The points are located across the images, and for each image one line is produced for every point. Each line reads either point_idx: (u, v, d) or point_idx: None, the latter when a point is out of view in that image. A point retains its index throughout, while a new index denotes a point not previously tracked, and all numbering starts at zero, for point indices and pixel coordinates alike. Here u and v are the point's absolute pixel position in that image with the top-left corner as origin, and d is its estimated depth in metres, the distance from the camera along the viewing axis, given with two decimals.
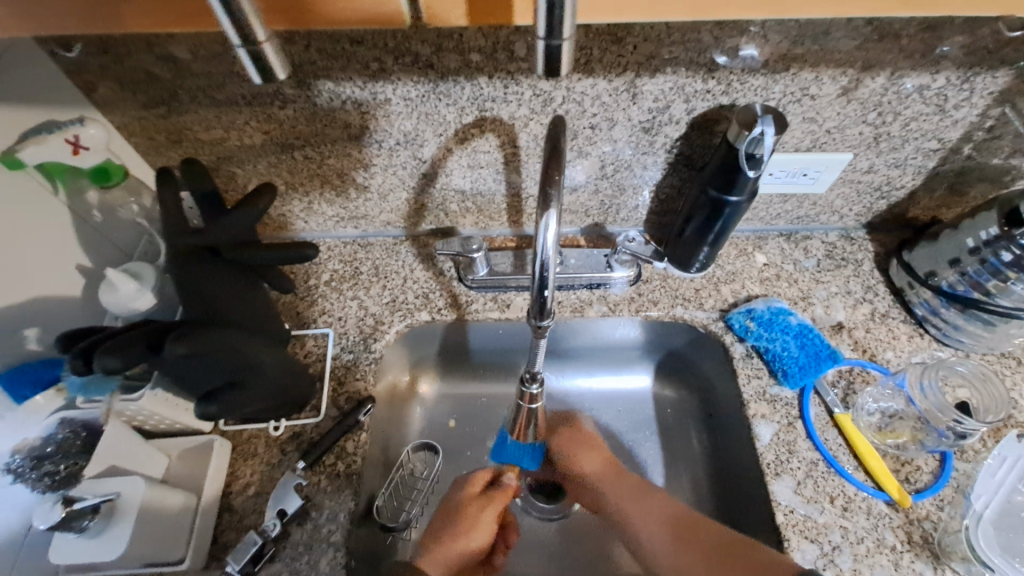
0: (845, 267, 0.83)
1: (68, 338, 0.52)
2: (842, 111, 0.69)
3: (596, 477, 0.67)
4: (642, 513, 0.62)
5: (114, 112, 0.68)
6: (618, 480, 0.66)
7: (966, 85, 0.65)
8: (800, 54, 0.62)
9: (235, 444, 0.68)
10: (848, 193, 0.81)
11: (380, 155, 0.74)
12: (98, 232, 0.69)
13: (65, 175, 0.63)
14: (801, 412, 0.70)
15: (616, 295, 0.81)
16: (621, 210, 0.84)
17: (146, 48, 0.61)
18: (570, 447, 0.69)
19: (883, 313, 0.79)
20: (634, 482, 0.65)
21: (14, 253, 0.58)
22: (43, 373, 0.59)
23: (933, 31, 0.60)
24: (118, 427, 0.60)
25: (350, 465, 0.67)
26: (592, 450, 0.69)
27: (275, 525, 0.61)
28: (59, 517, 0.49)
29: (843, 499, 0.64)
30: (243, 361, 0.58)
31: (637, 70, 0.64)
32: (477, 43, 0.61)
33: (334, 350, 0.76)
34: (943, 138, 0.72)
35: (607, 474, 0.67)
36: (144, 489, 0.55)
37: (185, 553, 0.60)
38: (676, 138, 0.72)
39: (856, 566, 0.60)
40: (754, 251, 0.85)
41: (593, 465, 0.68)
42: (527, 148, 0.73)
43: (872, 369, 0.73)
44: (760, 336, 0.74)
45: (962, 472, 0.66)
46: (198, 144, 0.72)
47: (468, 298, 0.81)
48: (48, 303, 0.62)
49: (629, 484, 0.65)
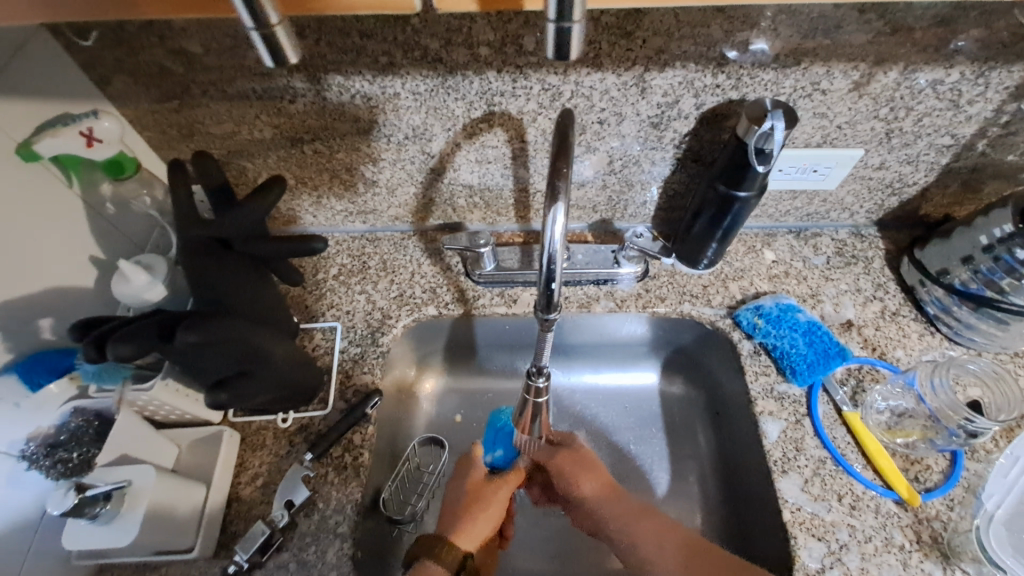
0: (855, 264, 0.82)
1: (82, 327, 0.53)
2: (854, 106, 0.68)
3: (595, 499, 0.65)
4: (648, 538, 0.60)
5: (127, 105, 0.69)
6: (620, 501, 0.64)
7: (981, 79, 0.64)
8: (811, 48, 0.62)
9: (245, 435, 0.69)
10: (859, 189, 0.80)
11: (389, 149, 0.74)
12: (111, 224, 0.70)
13: (79, 166, 0.64)
14: (809, 410, 0.70)
15: (624, 291, 0.81)
16: (629, 206, 0.83)
17: (159, 42, 0.62)
18: (570, 466, 0.67)
19: (893, 311, 0.78)
20: (634, 504, 0.64)
21: (28, 243, 0.59)
22: (58, 361, 0.59)
23: (947, 25, 0.59)
24: (130, 417, 0.60)
25: (357, 457, 0.67)
26: (593, 472, 0.67)
27: (283, 515, 0.62)
28: (72, 504, 0.50)
29: (851, 497, 0.64)
30: (253, 352, 0.59)
31: (646, 64, 0.63)
32: (485, 37, 0.61)
33: (341, 343, 0.76)
34: (957, 134, 0.71)
35: (606, 494, 0.65)
36: (154, 479, 0.56)
37: (195, 541, 0.61)
38: (685, 133, 0.72)
39: (864, 565, 0.60)
40: (762, 248, 0.84)
41: (592, 486, 0.66)
42: (536, 143, 0.73)
43: (881, 367, 0.72)
44: (768, 333, 0.73)
45: (972, 472, 0.65)
46: (209, 138, 0.73)
47: (475, 292, 0.81)
48: (62, 293, 0.63)
49: (629, 505, 0.63)
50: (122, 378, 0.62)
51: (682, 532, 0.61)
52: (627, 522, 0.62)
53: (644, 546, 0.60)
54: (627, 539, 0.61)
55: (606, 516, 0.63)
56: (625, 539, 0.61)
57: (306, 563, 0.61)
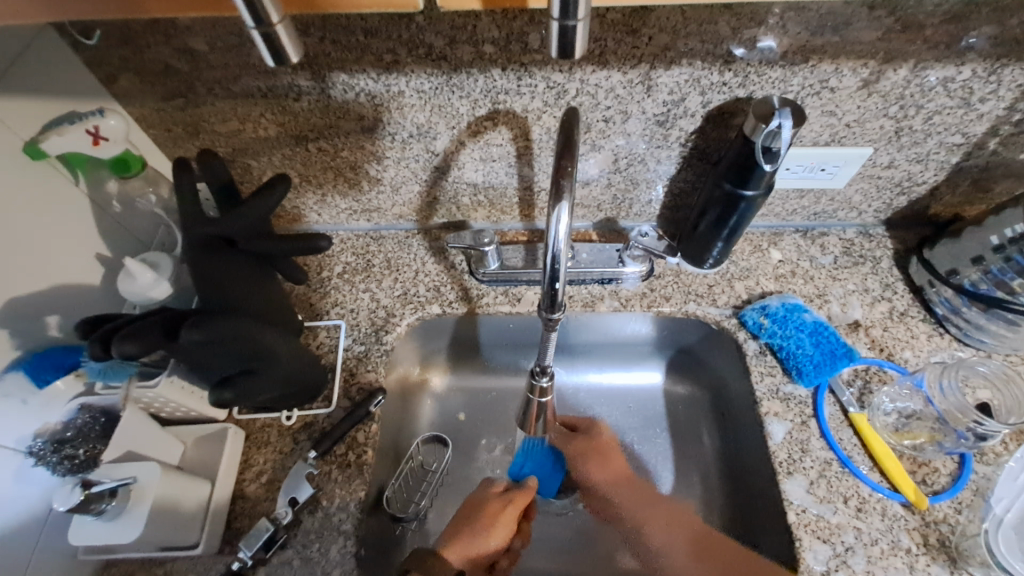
0: (863, 264, 0.82)
1: (87, 325, 0.53)
2: (862, 104, 0.67)
3: (611, 486, 0.68)
4: (659, 526, 0.63)
5: (133, 103, 0.69)
6: (634, 491, 0.67)
7: (994, 77, 0.63)
8: (819, 45, 0.61)
9: (249, 432, 0.70)
10: (868, 188, 0.79)
11: (393, 147, 0.74)
12: (117, 222, 0.71)
13: (86, 165, 0.65)
14: (815, 411, 0.69)
15: (628, 290, 0.81)
16: (634, 205, 0.83)
17: (165, 40, 0.62)
18: (589, 451, 0.70)
19: (901, 312, 0.77)
20: (648, 493, 0.67)
21: (35, 240, 0.59)
22: (64, 359, 0.59)
23: (958, 22, 0.59)
24: (135, 414, 0.61)
25: (361, 455, 0.68)
26: (609, 458, 0.70)
27: (287, 512, 0.62)
28: (78, 500, 0.50)
29: (858, 499, 0.63)
30: (258, 350, 0.59)
31: (651, 62, 0.63)
32: (490, 34, 0.60)
33: (346, 342, 0.76)
34: (968, 132, 0.70)
35: (620, 482, 0.68)
36: (159, 475, 0.56)
37: (200, 538, 0.61)
38: (691, 131, 0.71)
39: (870, 568, 0.59)
40: (769, 247, 0.84)
41: (606, 473, 0.69)
42: (540, 142, 0.73)
43: (889, 368, 0.72)
44: (774, 333, 0.73)
45: (981, 474, 0.65)
46: (214, 136, 0.73)
47: (479, 291, 0.81)
48: (69, 290, 0.63)
49: (641, 494, 0.66)
50: (127, 376, 0.62)
51: (692, 524, 0.63)
52: (637, 511, 0.66)
53: (655, 536, 0.63)
54: (637, 525, 0.65)
55: (619, 503, 0.67)
56: (636, 526, 0.65)
57: (310, 560, 0.61)
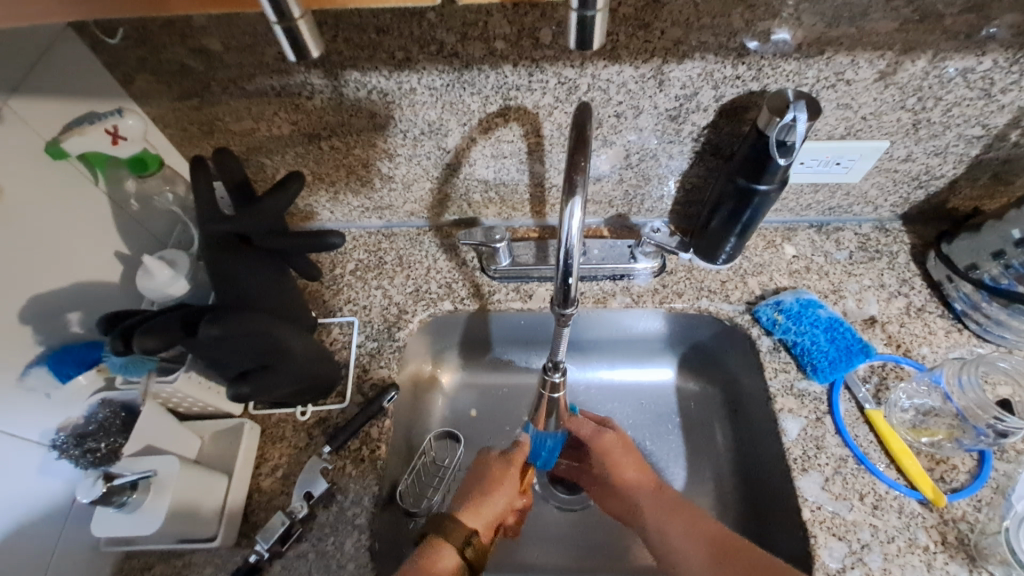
0: (879, 259, 0.81)
1: (110, 321, 0.54)
2: (879, 96, 0.66)
3: (634, 486, 0.65)
4: (680, 529, 0.60)
5: (149, 103, 0.70)
6: (658, 495, 0.63)
7: (1015, 67, 0.62)
8: (836, 37, 0.60)
9: (265, 427, 0.71)
10: (884, 182, 0.78)
11: (404, 145, 0.74)
12: (136, 220, 0.72)
13: (104, 165, 0.66)
14: (830, 407, 0.69)
15: (640, 286, 0.81)
16: (645, 201, 0.82)
17: (181, 40, 0.63)
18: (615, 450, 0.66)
19: (919, 307, 0.76)
20: (672, 497, 0.63)
21: (57, 239, 0.60)
22: (86, 354, 0.60)
23: (980, 10, 0.57)
24: (153, 409, 0.62)
25: (374, 450, 0.68)
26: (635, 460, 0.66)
27: (302, 506, 0.63)
28: (100, 492, 0.51)
29: (874, 497, 0.63)
30: (274, 345, 0.60)
31: (664, 56, 0.62)
32: (502, 30, 0.60)
33: (358, 338, 0.77)
34: (988, 124, 0.69)
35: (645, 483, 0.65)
36: (178, 468, 0.57)
37: (217, 530, 0.62)
38: (704, 125, 0.70)
39: (886, 565, 0.59)
40: (782, 243, 0.83)
41: (631, 472, 0.66)
42: (552, 137, 0.73)
43: (906, 364, 0.71)
44: (788, 329, 0.72)
45: (1001, 472, 0.64)
46: (229, 135, 0.74)
47: (490, 287, 0.81)
48: (89, 288, 0.64)
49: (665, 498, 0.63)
50: (146, 370, 0.63)
51: (710, 523, 0.60)
52: (661, 515, 0.62)
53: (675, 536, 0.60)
54: (660, 528, 0.61)
55: (642, 503, 0.64)
56: (657, 529, 0.61)
57: (325, 553, 0.62)
